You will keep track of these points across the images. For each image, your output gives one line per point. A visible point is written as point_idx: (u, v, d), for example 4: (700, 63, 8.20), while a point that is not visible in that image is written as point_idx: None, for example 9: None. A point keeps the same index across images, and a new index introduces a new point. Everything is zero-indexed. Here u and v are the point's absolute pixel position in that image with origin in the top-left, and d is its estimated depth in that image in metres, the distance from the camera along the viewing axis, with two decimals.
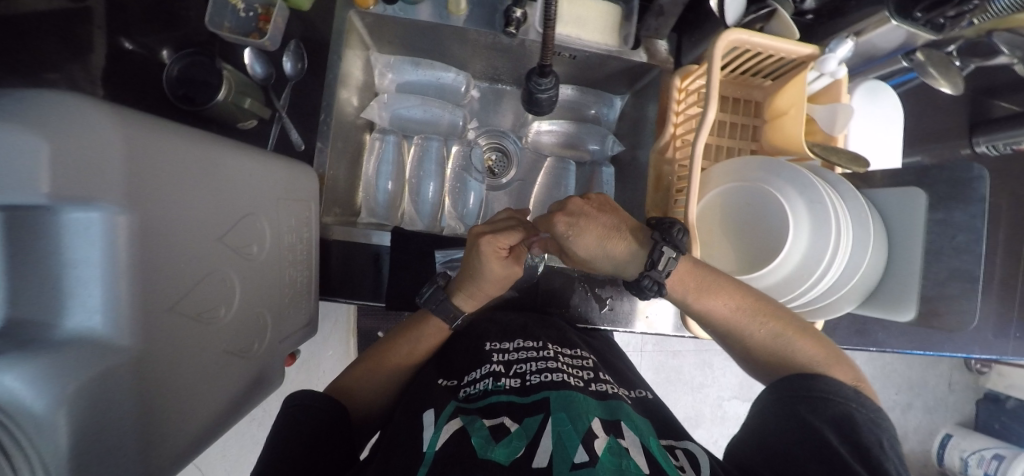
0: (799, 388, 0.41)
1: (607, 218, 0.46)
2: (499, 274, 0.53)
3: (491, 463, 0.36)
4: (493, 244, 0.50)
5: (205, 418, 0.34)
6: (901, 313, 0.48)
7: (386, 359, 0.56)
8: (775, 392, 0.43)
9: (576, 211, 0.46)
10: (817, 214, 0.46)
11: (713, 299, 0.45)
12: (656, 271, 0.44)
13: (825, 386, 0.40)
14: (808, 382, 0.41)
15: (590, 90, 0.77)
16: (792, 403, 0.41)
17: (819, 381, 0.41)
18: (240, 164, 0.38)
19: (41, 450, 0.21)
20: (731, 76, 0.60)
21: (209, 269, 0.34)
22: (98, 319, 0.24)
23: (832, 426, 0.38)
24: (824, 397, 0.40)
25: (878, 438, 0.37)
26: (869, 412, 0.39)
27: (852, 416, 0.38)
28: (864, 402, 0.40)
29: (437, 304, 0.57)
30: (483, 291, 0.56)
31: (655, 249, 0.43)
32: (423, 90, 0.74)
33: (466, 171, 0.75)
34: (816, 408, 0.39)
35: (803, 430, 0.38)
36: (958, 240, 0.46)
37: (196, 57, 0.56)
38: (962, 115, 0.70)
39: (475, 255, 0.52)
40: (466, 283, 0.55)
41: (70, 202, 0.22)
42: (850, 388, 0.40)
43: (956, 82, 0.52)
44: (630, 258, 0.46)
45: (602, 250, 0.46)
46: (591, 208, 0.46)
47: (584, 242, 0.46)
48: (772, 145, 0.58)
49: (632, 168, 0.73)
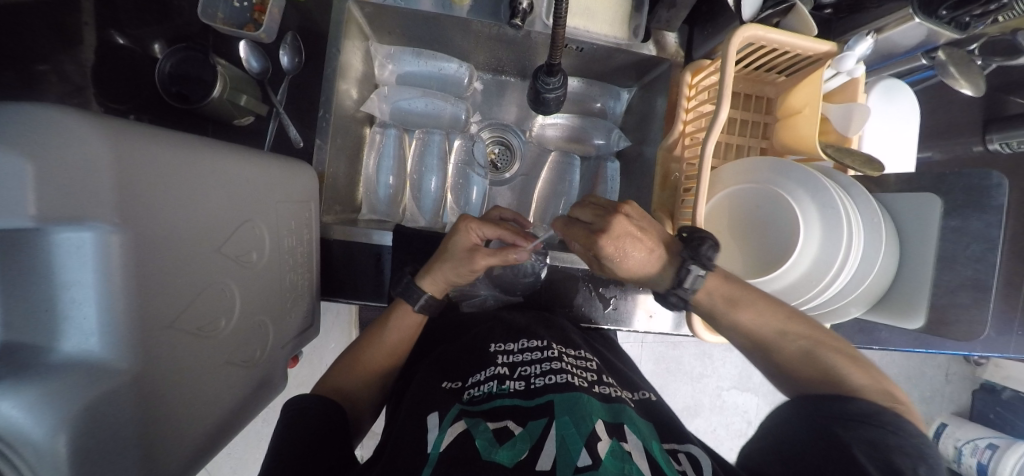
0: (824, 409, 0.39)
1: (653, 241, 0.46)
2: (461, 259, 0.54)
3: (492, 465, 0.36)
4: (468, 225, 0.54)
5: (208, 428, 0.35)
6: (910, 320, 0.48)
7: (362, 359, 0.56)
8: (803, 409, 0.41)
9: (626, 230, 0.44)
10: (828, 220, 0.45)
11: (746, 312, 0.45)
12: (683, 289, 0.45)
13: (857, 407, 0.38)
14: (832, 402, 0.39)
15: (596, 82, 0.75)
16: (820, 422, 0.38)
17: (850, 402, 0.39)
18: (236, 170, 0.37)
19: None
20: (744, 71, 0.57)
21: (208, 281, 0.34)
22: (95, 342, 0.24)
23: (864, 448, 0.35)
24: (859, 419, 0.37)
25: (914, 463, 0.34)
26: (910, 439, 0.35)
27: (884, 439, 0.35)
28: (904, 426, 0.36)
29: (405, 289, 0.57)
30: (450, 274, 0.55)
31: (686, 268, 0.43)
32: (424, 81, 0.71)
33: (468, 166, 0.74)
34: (849, 429, 0.37)
35: (827, 449, 0.36)
36: (971, 250, 0.46)
37: (188, 53, 0.54)
38: (977, 112, 0.68)
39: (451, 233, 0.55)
40: (435, 264, 0.56)
41: (61, 223, 0.21)
42: (886, 412, 0.37)
43: (978, 83, 0.50)
44: (658, 276, 0.47)
45: (637, 270, 0.46)
46: (634, 227, 0.45)
47: (626, 262, 0.45)
48: (783, 145, 0.56)
49: (638, 164, 0.71)
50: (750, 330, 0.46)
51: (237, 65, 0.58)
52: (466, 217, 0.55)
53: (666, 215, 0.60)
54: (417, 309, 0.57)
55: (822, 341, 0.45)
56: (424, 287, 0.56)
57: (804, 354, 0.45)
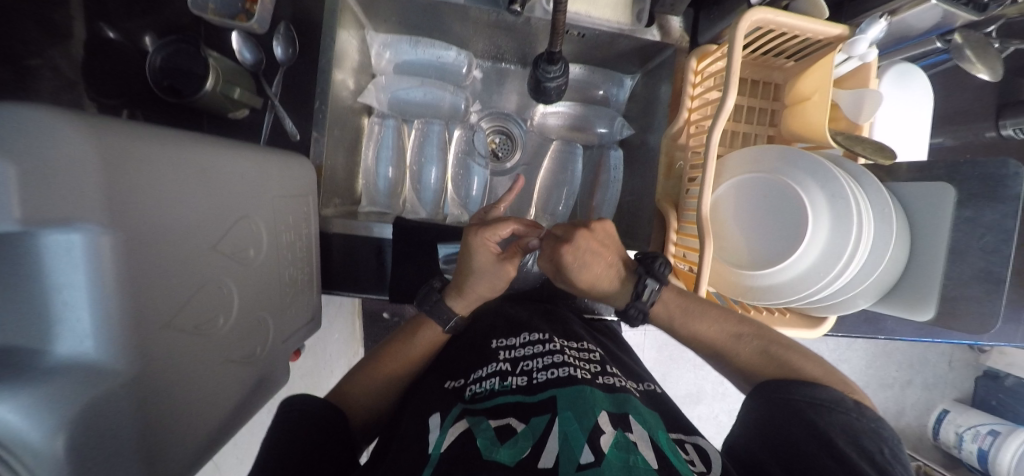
0: (797, 396, 0.40)
1: (609, 253, 0.50)
2: (489, 269, 0.53)
3: (494, 465, 0.35)
4: (482, 236, 0.51)
5: (210, 427, 0.35)
6: (921, 312, 0.47)
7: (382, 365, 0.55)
8: (772, 392, 0.42)
9: (591, 243, 0.49)
10: (837, 209, 0.44)
11: (704, 314, 0.49)
12: (642, 303, 0.49)
13: (826, 395, 0.39)
14: (803, 389, 0.40)
15: (598, 69, 0.73)
16: (789, 410, 0.39)
17: (819, 390, 0.40)
18: (230, 165, 0.36)
19: None
20: (750, 56, 0.56)
21: (205, 279, 0.33)
22: (90, 344, 0.24)
23: (836, 434, 0.37)
24: (829, 406, 0.38)
25: (879, 446, 0.36)
26: (870, 421, 0.38)
27: (852, 425, 0.37)
28: (865, 411, 0.38)
29: (433, 307, 0.57)
30: (476, 293, 0.56)
31: (642, 281, 0.49)
32: (422, 70, 0.70)
33: (469, 156, 0.73)
34: (821, 416, 0.38)
35: (804, 437, 0.37)
36: (984, 241, 0.45)
37: (179, 44, 0.52)
38: (990, 96, 0.66)
39: (465, 248, 0.53)
40: (461, 284, 0.55)
41: (48, 226, 0.21)
42: (849, 398, 0.39)
43: (995, 67, 0.48)
44: (609, 284, 0.51)
45: (595, 280, 0.50)
46: (596, 241, 0.49)
47: (586, 271, 0.50)
48: (792, 132, 0.55)
49: (642, 153, 0.70)
50: (710, 335, 0.50)
51: (230, 56, 0.57)
52: (475, 228, 0.52)
53: (671, 206, 0.59)
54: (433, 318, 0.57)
55: (772, 340, 0.48)
56: (454, 307, 0.57)
57: (766, 355, 0.47)
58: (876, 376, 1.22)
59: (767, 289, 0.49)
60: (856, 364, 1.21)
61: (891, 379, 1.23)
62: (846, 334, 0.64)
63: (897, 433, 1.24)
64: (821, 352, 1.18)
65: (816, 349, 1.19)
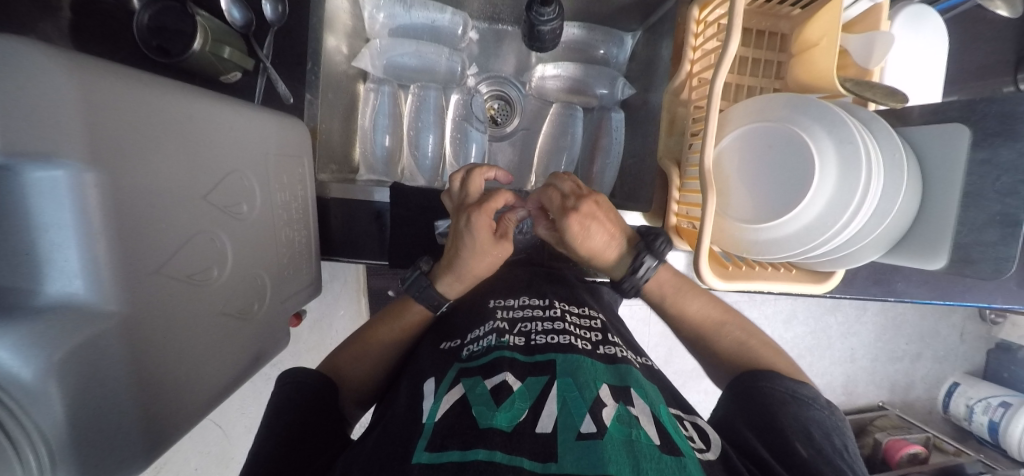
0: (785, 388, 0.43)
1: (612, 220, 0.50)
2: (483, 255, 0.51)
3: (491, 432, 0.34)
4: (480, 218, 0.49)
5: (210, 379, 0.36)
6: (932, 261, 0.46)
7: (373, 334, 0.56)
8: (759, 379, 0.45)
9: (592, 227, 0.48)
10: (846, 156, 0.43)
11: (693, 302, 0.55)
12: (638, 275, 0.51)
13: (805, 391, 0.44)
14: (785, 381, 0.44)
15: (597, 27, 0.70)
16: (770, 397, 0.43)
17: (801, 386, 0.44)
18: (219, 116, 0.36)
19: (39, 419, 0.21)
20: (755, 4, 0.53)
21: (196, 230, 0.33)
22: (78, 284, 0.24)
23: (813, 426, 0.40)
24: (806, 401, 0.43)
25: (844, 441, 0.41)
26: (835, 418, 0.43)
27: (825, 420, 0.42)
28: (833, 410, 0.43)
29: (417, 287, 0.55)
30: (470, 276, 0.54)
31: (640, 258, 0.50)
32: (417, 34, 0.67)
33: (466, 121, 0.70)
34: (803, 409, 0.42)
35: (788, 423, 0.40)
36: (1001, 183, 0.42)
37: (167, 2, 0.51)
38: (1013, 47, 0.63)
39: (463, 231, 0.50)
40: (456, 267, 0.53)
41: (28, 161, 0.20)
42: (822, 395, 0.44)
43: (1016, 4, 0.45)
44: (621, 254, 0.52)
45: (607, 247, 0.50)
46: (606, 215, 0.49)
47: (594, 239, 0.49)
48: (799, 82, 0.53)
49: (644, 113, 0.68)
50: (697, 321, 0.55)
51: (220, 17, 0.56)
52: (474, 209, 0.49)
53: (673, 163, 0.57)
54: (424, 304, 0.56)
55: (758, 338, 0.53)
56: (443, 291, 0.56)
57: (743, 346, 0.52)
58: (886, 348, 1.22)
59: (772, 243, 0.47)
60: (865, 337, 1.20)
61: (901, 352, 1.22)
62: (854, 295, 0.63)
63: (905, 406, 1.23)
64: (829, 326, 1.18)
65: (825, 323, 1.19)
